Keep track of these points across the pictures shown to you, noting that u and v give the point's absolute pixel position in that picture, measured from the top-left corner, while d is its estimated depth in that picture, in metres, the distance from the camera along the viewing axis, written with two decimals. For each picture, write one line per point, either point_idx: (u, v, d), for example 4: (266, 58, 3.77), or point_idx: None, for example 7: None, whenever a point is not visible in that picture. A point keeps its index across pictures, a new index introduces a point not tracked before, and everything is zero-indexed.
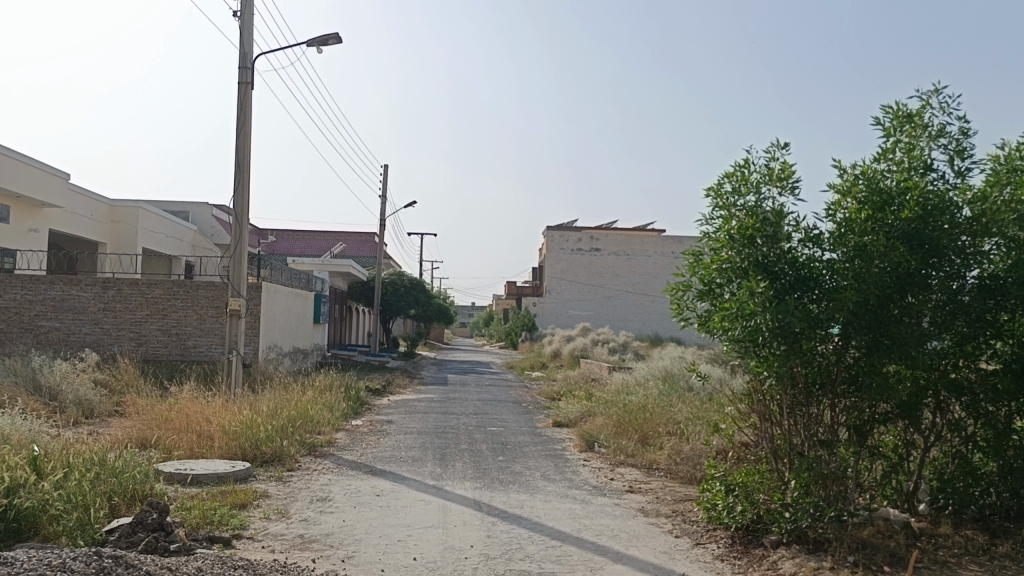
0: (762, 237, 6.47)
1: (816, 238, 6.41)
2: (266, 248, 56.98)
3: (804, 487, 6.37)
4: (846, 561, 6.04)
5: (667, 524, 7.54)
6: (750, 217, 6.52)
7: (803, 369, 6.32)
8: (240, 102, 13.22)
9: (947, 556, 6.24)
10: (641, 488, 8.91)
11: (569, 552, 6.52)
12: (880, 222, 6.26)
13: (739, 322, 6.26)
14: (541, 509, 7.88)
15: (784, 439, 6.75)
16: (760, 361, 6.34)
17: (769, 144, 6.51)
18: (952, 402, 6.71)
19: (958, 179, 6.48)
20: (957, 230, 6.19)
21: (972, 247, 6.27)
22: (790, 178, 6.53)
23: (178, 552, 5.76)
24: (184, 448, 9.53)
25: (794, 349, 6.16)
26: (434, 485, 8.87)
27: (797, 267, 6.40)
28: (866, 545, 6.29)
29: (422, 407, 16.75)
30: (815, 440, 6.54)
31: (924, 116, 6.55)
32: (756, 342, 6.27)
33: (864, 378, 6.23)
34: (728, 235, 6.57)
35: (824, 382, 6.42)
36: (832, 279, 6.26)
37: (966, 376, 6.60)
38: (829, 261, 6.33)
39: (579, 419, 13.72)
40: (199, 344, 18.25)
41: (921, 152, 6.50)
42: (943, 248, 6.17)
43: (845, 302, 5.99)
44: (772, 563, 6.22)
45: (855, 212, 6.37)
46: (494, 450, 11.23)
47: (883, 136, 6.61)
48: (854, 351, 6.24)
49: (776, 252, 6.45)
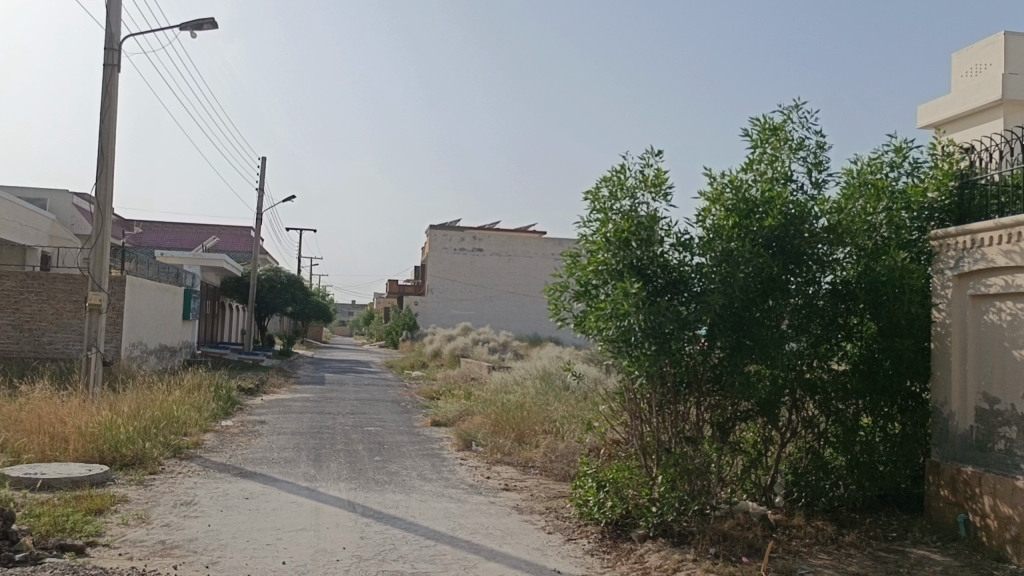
0: (636, 240, 6.66)
1: (686, 243, 6.67)
2: (134, 240, 54.11)
3: (671, 482, 6.60)
4: (708, 553, 6.30)
5: (541, 521, 7.65)
6: (626, 221, 6.71)
7: (672, 368, 6.58)
8: (105, 85, 12.48)
9: (799, 546, 6.62)
10: (517, 486, 9.01)
11: (443, 552, 6.51)
12: (745, 229, 6.60)
13: (613, 322, 6.43)
14: (416, 509, 7.83)
15: (653, 436, 6.95)
16: (632, 361, 6.50)
17: (644, 150, 6.75)
18: (807, 401, 7.17)
19: (815, 189, 6.90)
20: (816, 239, 6.62)
21: (826, 256, 6.76)
22: (664, 185, 6.78)
23: (22, 562, 5.37)
24: (35, 451, 8.90)
25: (663, 350, 6.38)
26: (307, 487, 8.64)
27: (668, 270, 6.66)
28: (726, 538, 6.57)
29: (296, 407, 16.32)
30: (681, 437, 6.82)
31: (786, 129, 6.96)
32: (628, 342, 6.46)
33: (727, 377, 6.57)
34: (604, 238, 6.74)
35: (690, 381, 6.73)
36: (700, 282, 6.54)
37: (819, 376, 7.06)
38: (698, 265, 6.58)
39: (457, 418, 13.72)
40: (54, 341, 17.08)
41: (782, 164, 6.90)
42: (801, 255, 6.60)
43: (712, 304, 6.27)
44: (639, 556, 6.42)
45: (723, 219, 6.64)
46: (370, 450, 11.06)
47: (750, 147, 6.95)
48: (718, 352, 6.58)
49: (649, 255, 6.65)
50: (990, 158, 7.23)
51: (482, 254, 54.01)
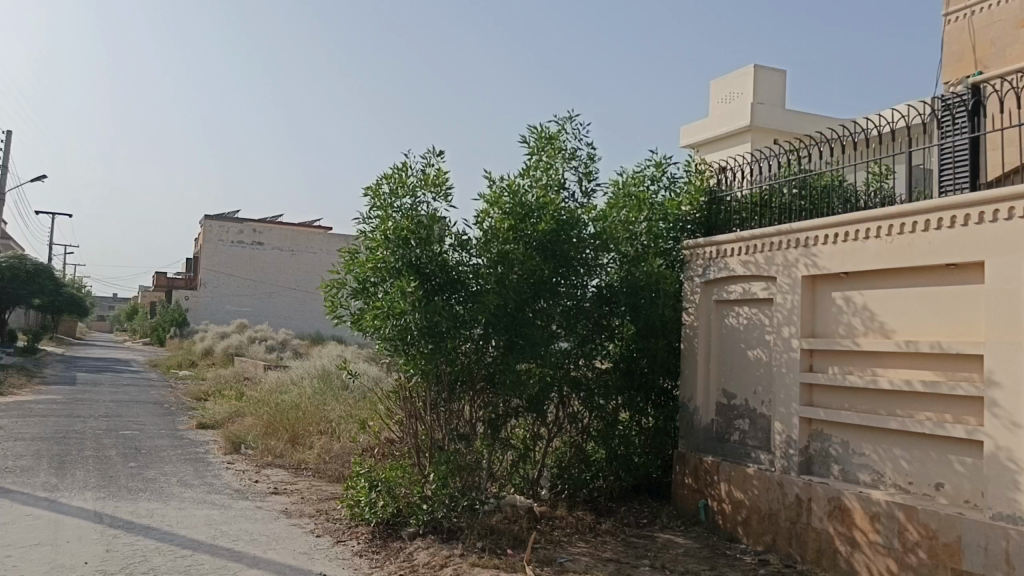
0: (416, 239, 6.66)
1: (464, 243, 6.78)
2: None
3: (441, 479, 6.68)
4: (475, 547, 6.41)
5: (310, 524, 7.43)
6: (406, 220, 6.68)
7: (447, 368, 6.69)
8: None
9: (560, 536, 6.94)
10: (287, 489, 8.70)
11: (200, 562, 6.13)
12: (520, 232, 6.77)
13: (390, 321, 6.40)
14: (173, 518, 7.32)
15: (427, 434, 7.07)
16: (408, 360, 6.59)
17: (427, 150, 6.82)
18: (572, 398, 7.58)
19: (585, 198, 7.30)
20: (584, 245, 7.02)
21: (593, 261, 7.18)
22: (444, 185, 6.84)
23: None
24: None
25: (439, 349, 6.48)
26: (46, 497, 7.80)
27: (446, 269, 6.74)
28: (492, 531, 6.67)
29: (38, 410, 14.70)
30: (454, 434, 6.98)
31: (560, 139, 7.30)
32: (404, 341, 6.50)
33: (499, 375, 6.75)
34: (383, 235, 6.64)
35: (465, 380, 6.84)
36: (476, 283, 6.72)
37: (583, 374, 7.48)
38: (474, 266, 6.75)
39: (225, 420, 13.03)
40: None
41: (556, 172, 7.21)
42: (571, 260, 6.95)
43: (487, 305, 6.44)
44: (408, 554, 6.41)
45: (500, 222, 6.76)
46: (124, 456, 10.19)
47: (527, 154, 7.23)
48: (491, 350, 6.76)
49: (427, 255, 6.69)
50: (730, 176, 7.97)
51: (265, 249, 51.81)
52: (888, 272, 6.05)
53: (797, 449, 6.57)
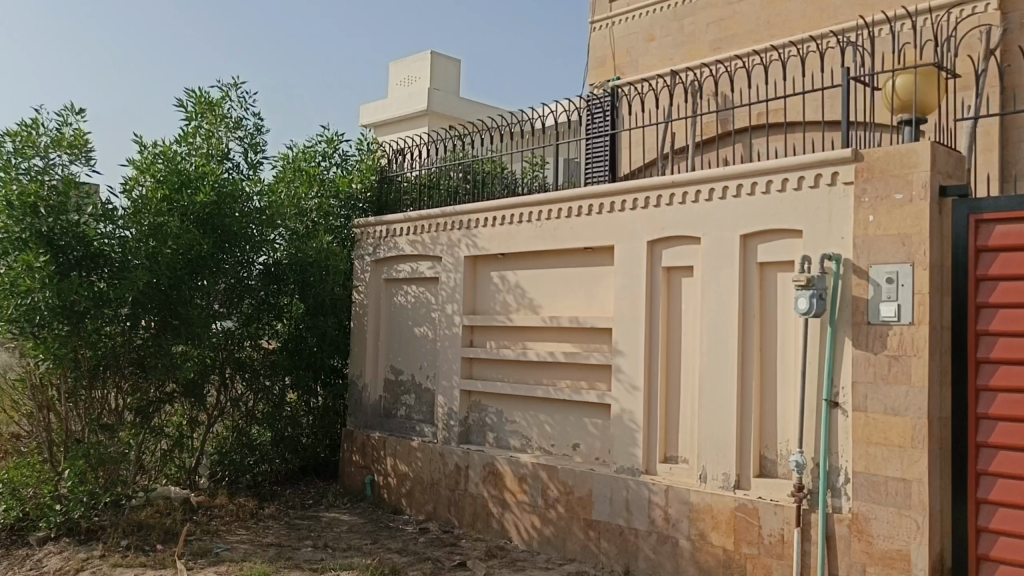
0: (46, 206, 5.82)
1: (109, 214, 6.06)
2: None
3: (78, 476, 5.98)
4: (119, 546, 5.86)
5: None
6: (34, 184, 5.83)
7: (88, 352, 6.07)
8: None
9: (218, 525, 6.59)
10: None
11: None
12: (176, 203, 6.27)
13: (12, 301, 5.61)
14: None
15: (62, 427, 6.36)
16: (37, 344, 5.81)
17: (61, 107, 5.97)
18: (235, 379, 7.39)
19: (251, 170, 7.09)
20: (249, 220, 6.76)
21: (261, 237, 6.97)
22: (84, 147, 6.13)
23: None
24: None
25: (77, 331, 5.92)
26: None
27: (85, 243, 5.96)
28: (140, 527, 6.23)
29: None
30: (96, 426, 6.31)
31: (223, 106, 6.95)
32: (32, 323, 5.73)
33: (150, 358, 6.29)
34: (4, 202, 5.71)
35: (108, 366, 6.28)
36: (122, 258, 6.06)
37: (249, 355, 7.35)
38: (122, 239, 6.07)
39: None
40: None
41: (219, 141, 6.87)
42: (234, 235, 6.64)
43: (135, 281, 5.91)
44: (36, 562, 5.69)
45: (153, 191, 6.20)
46: None
47: (185, 119, 6.74)
48: (142, 331, 6.30)
49: (62, 224, 5.89)
50: (402, 159, 8.14)
51: None
52: (537, 253, 6.62)
53: (457, 420, 6.93)
